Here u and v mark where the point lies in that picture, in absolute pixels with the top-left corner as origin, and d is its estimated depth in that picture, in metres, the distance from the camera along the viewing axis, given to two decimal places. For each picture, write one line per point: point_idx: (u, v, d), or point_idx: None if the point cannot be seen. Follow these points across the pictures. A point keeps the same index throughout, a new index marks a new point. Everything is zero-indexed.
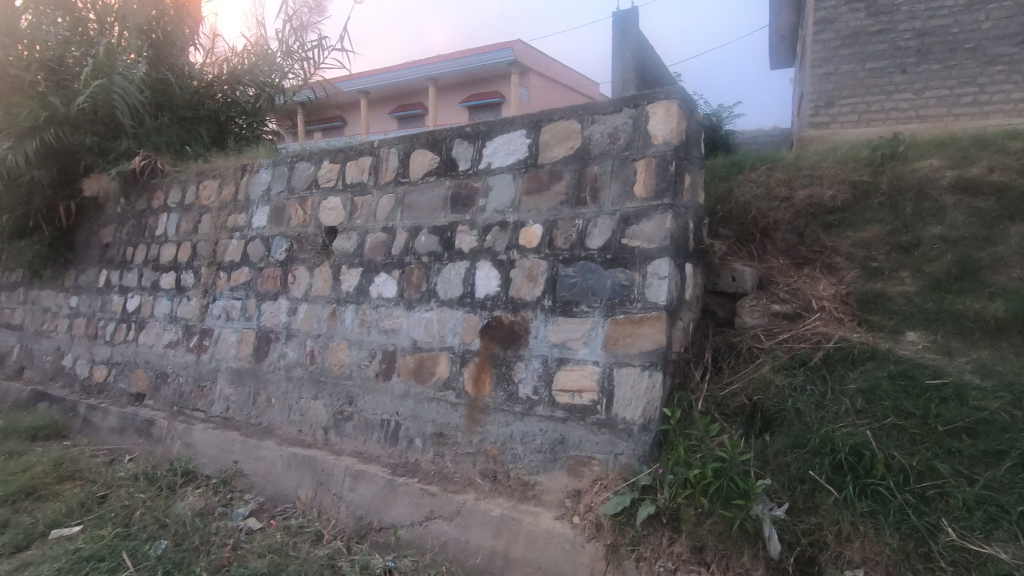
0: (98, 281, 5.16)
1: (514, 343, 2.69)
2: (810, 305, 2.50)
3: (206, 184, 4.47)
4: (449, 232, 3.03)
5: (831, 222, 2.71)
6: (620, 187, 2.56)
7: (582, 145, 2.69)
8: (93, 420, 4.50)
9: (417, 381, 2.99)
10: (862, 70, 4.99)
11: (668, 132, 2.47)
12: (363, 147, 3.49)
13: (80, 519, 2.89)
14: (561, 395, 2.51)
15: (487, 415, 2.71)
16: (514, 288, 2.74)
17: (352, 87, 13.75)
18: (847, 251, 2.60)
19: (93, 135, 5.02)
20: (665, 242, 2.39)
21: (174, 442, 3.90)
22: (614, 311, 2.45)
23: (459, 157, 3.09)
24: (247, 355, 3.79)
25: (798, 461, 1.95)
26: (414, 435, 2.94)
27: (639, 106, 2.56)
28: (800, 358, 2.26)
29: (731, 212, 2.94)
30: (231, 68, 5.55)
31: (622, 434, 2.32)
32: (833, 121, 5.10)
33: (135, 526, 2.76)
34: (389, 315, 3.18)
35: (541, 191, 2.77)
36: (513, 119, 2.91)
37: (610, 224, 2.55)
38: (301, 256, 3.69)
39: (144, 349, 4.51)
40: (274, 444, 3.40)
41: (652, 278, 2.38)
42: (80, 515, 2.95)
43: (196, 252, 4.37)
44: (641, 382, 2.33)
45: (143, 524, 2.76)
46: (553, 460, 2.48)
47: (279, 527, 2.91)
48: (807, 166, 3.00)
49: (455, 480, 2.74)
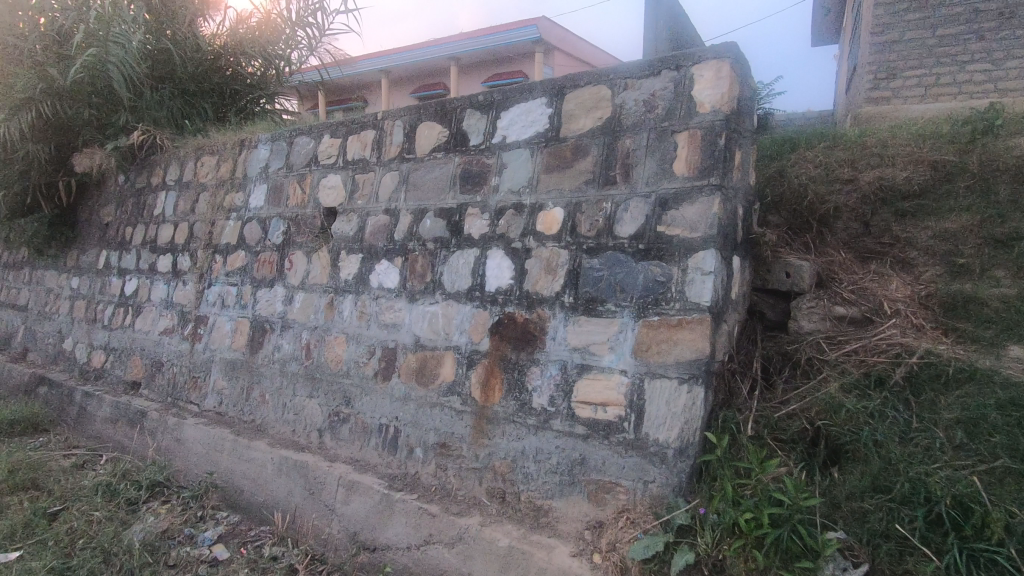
0: (98, 263, 4.94)
1: (529, 345, 2.33)
2: (883, 309, 2.13)
3: (204, 161, 4.17)
4: (457, 215, 2.67)
5: (905, 210, 2.37)
6: (657, 163, 2.15)
7: (612, 115, 2.29)
8: (87, 409, 4.29)
9: (419, 384, 2.65)
10: (932, 37, 4.27)
11: (718, 99, 2.06)
12: (366, 120, 3.14)
13: (20, 545, 2.65)
14: (581, 408, 2.15)
15: (496, 427, 2.36)
16: (531, 281, 2.37)
17: (372, 66, 13.31)
18: (926, 244, 2.27)
19: (90, 109, 4.76)
20: (711, 230, 2.00)
21: (163, 439, 3.64)
22: (646, 313, 2.07)
23: (470, 130, 2.71)
24: (241, 346, 3.51)
25: (879, 510, 1.55)
26: (414, 444, 2.61)
27: (683, 67, 2.16)
28: (876, 376, 1.85)
29: (783, 197, 2.59)
30: (238, 38, 5.18)
31: (655, 459, 1.96)
32: (895, 95, 4.41)
33: (76, 557, 2.51)
34: (390, 308, 2.84)
35: (563, 169, 2.38)
36: (532, 85, 2.51)
37: (643, 208, 2.15)
38: (299, 240, 3.37)
39: (140, 335, 4.28)
40: (265, 446, 3.11)
41: (694, 273, 2.00)
42: (22, 538, 2.70)
43: (193, 233, 4.09)
44: (678, 398, 1.96)
45: (86, 557, 2.50)
46: (571, 484, 2.13)
47: (248, 559, 2.63)
48: (876, 144, 2.66)
49: (459, 499, 2.41)
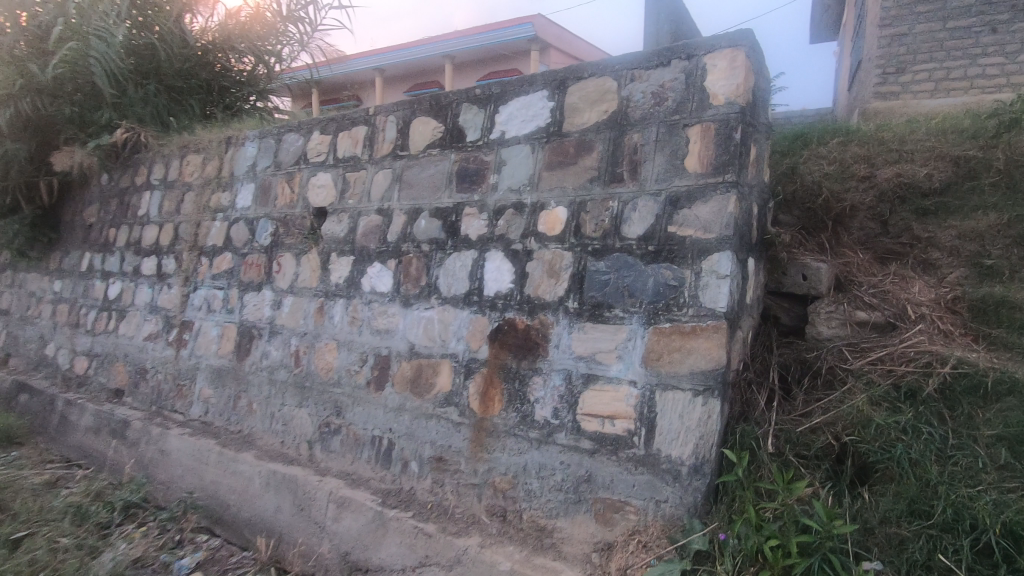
0: (81, 265, 4.76)
1: (531, 353, 2.19)
2: (907, 314, 2.00)
3: (189, 159, 4.01)
4: (453, 215, 2.53)
5: (927, 208, 2.26)
6: (666, 159, 2.02)
7: (618, 108, 2.15)
8: (69, 418, 4.13)
9: (414, 394, 2.51)
10: (942, 30, 4.15)
11: (733, 90, 1.93)
12: (357, 115, 2.99)
13: None
14: (587, 421, 2.01)
15: (496, 440, 2.22)
16: (532, 285, 2.23)
17: (366, 64, 13.11)
18: (950, 244, 2.15)
19: (72, 106, 4.57)
20: (726, 231, 1.86)
21: (146, 450, 3.48)
22: (657, 319, 1.93)
23: (467, 126, 2.57)
24: (227, 353, 3.36)
25: (918, 537, 1.43)
26: (409, 458, 2.47)
27: (694, 57, 2.02)
28: (906, 388, 1.72)
29: (795, 194, 2.45)
30: (227, 33, 4.97)
31: (667, 477, 1.83)
32: (904, 90, 4.29)
33: None
34: (383, 313, 2.70)
35: (566, 166, 2.24)
36: (533, 77, 2.37)
37: (653, 207, 2.01)
38: (288, 241, 3.22)
39: (123, 341, 4.11)
40: (252, 458, 2.96)
41: (709, 277, 1.86)
42: None
43: (178, 235, 3.93)
44: (692, 412, 1.82)
45: None
46: (577, 502, 1.99)
47: None
48: (893, 139, 2.55)
49: (457, 517, 2.27)
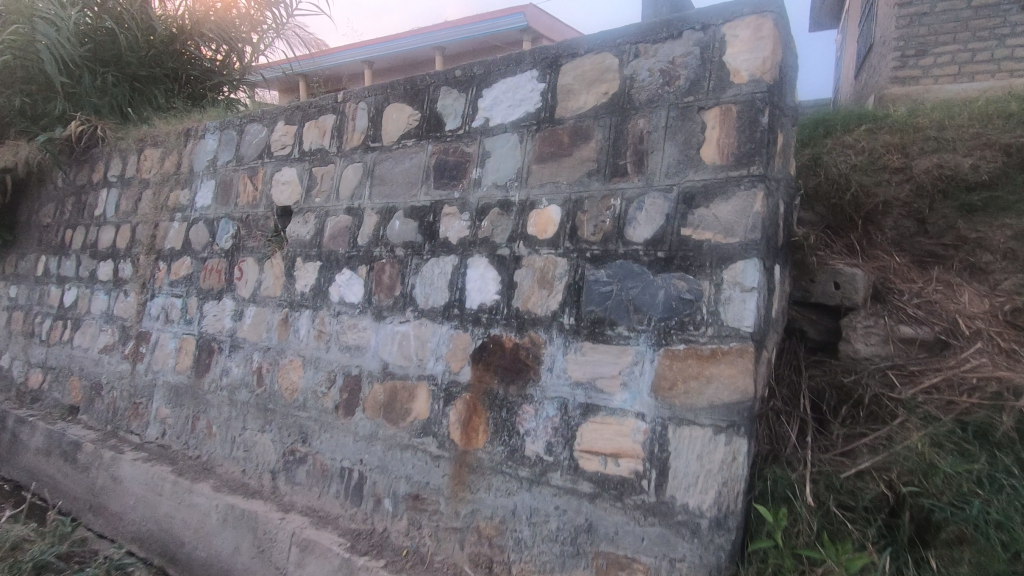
0: (37, 270, 4.40)
1: (519, 377, 1.87)
2: (960, 329, 1.69)
3: (148, 154, 3.66)
4: (431, 216, 2.20)
5: (974, 204, 1.97)
6: (679, 150, 1.70)
7: (621, 90, 1.82)
8: (20, 437, 3.78)
9: (387, 420, 2.18)
10: (968, 7, 3.85)
11: (758, 65, 1.61)
12: (325, 102, 2.65)
13: None
14: (587, 460, 1.70)
15: (479, 478, 1.91)
16: (520, 297, 1.91)
17: (354, 54, 12.62)
18: (1004, 246, 1.85)
19: (23, 96, 4.19)
20: (752, 234, 1.55)
21: (97, 476, 3.15)
22: (669, 340, 1.62)
23: (446, 113, 2.24)
24: (186, 369, 3.03)
25: None
26: (382, 495, 2.15)
27: (710, 27, 1.70)
28: (975, 426, 1.46)
29: (819, 188, 2.14)
30: (197, 17, 4.58)
31: (684, 531, 1.53)
32: (925, 74, 3.99)
33: None
34: (353, 327, 2.37)
35: (560, 158, 1.91)
36: (521, 55, 2.05)
37: (663, 206, 1.69)
38: (250, 244, 2.88)
39: (79, 353, 3.77)
40: (209, 489, 2.63)
41: (732, 290, 1.55)
42: None
43: (135, 237, 3.58)
44: (713, 452, 1.52)
45: None
46: (575, 557, 1.69)
47: None
48: (929, 126, 2.28)
49: (437, 567, 1.96)
